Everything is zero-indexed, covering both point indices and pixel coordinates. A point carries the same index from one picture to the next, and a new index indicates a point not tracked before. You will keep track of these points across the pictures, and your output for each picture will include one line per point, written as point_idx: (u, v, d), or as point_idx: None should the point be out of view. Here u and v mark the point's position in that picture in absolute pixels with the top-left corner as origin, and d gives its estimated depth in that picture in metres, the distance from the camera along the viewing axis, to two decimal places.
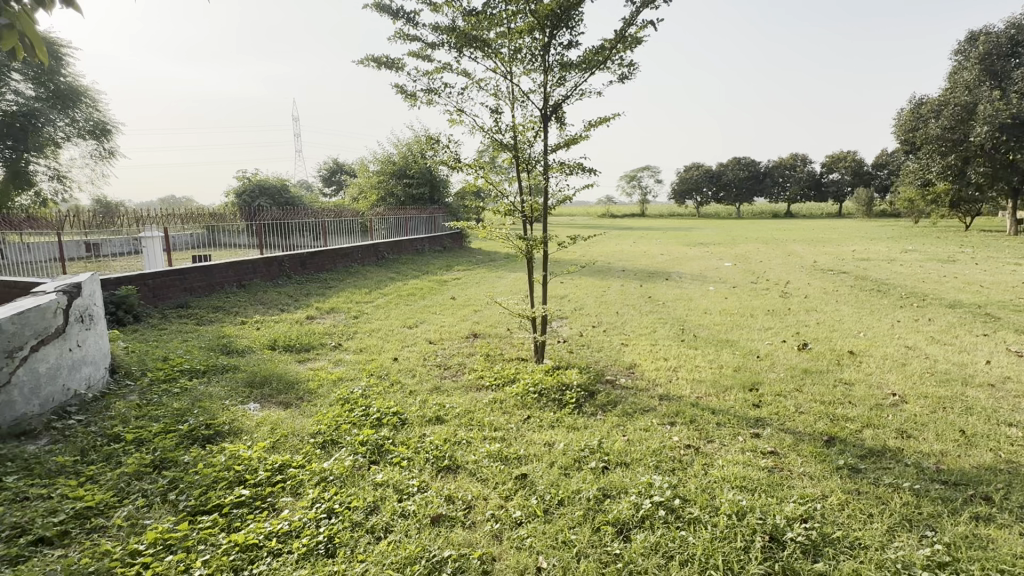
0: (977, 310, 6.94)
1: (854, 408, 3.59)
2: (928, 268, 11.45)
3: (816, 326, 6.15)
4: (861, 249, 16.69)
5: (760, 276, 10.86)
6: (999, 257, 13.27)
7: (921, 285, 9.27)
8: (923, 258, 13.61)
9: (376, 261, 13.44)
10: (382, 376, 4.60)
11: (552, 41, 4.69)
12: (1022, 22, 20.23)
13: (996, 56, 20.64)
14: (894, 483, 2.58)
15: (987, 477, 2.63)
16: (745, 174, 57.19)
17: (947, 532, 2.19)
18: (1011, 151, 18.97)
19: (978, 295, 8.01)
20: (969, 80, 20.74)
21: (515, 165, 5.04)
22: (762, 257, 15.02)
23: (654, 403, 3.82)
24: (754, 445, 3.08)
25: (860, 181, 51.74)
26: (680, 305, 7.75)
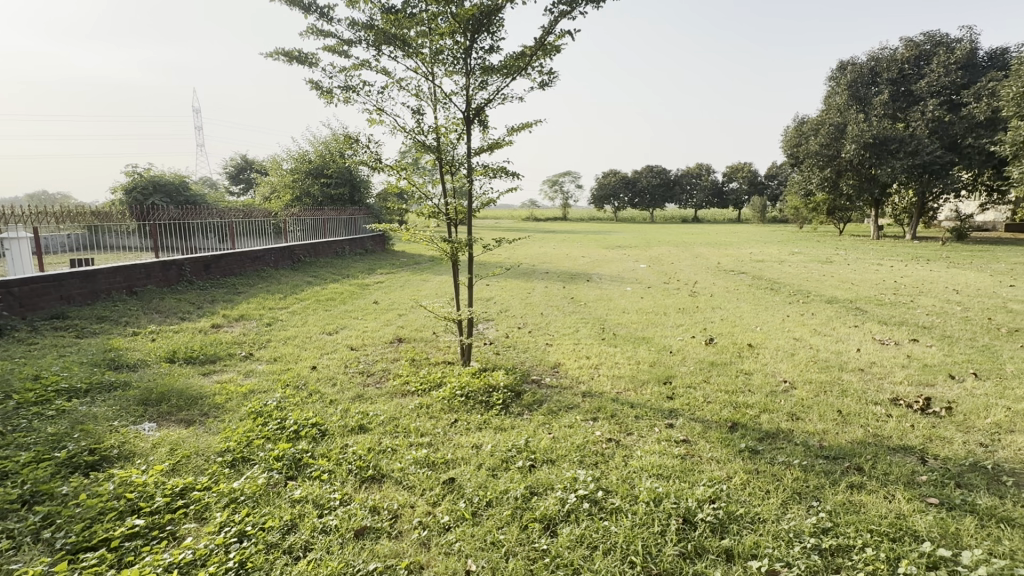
0: (849, 305, 7.95)
1: (753, 395, 3.96)
2: (810, 268, 12.90)
3: (721, 322, 6.69)
4: (756, 251, 18.43)
5: (672, 278, 11.62)
6: (867, 258, 15.25)
7: (805, 283, 10.44)
8: (807, 259, 15.32)
9: (290, 265, 12.68)
10: (299, 387, 4.34)
11: (473, 44, 4.71)
12: (878, 56, 23.45)
13: (861, 83, 23.66)
14: (786, 461, 2.88)
15: (859, 450, 3.01)
16: (658, 181, 61.05)
17: (829, 501, 2.48)
18: (874, 166, 22.05)
19: (850, 292, 9.16)
20: (840, 104, 23.82)
21: (439, 167, 4.99)
22: (673, 259, 16.12)
23: (577, 400, 3.95)
24: (668, 434, 3.29)
25: (755, 190, 57.32)
26: (601, 305, 8.11)
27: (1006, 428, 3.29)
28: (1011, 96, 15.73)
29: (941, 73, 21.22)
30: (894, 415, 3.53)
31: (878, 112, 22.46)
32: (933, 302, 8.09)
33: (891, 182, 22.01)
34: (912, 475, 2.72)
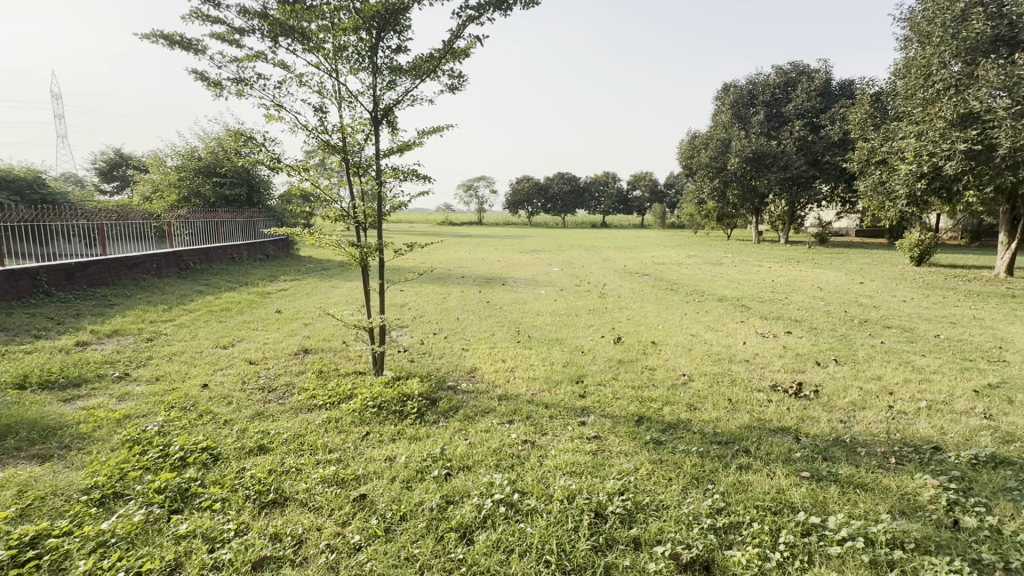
0: (736, 302, 8.81)
1: (656, 389, 4.23)
2: (704, 270, 14.13)
3: (628, 321, 7.08)
4: (658, 255, 19.79)
5: (583, 280, 12.11)
6: (751, 261, 17.00)
7: (700, 284, 11.41)
8: (701, 262, 16.73)
9: (177, 273, 11.42)
10: (187, 409, 3.90)
11: (379, 43, 4.57)
12: (755, 81, 26.33)
13: (741, 104, 26.38)
14: (686, 449, 3.10)
15: (746, 434, 3.33)
16: (569, 188, 63.51)
17: (722, 483, 2.70)
18: (753, 178, 24.68)
19: (737, 291, 10.16)
20: (725, 121, 26.28)
21: (345, 169, 4.77)
22: (583, 263, 16.84)
23: (493, 404, 3.96)
24: (580, 432, 3.41)
25: (656, 198, 61.74)
26: (516, 309, 8.23)
27: (860, 405, 3.83)
28: (857, 121, 18.47)
29: (804, 98, 24.40)
30: (773, 400, 3.96)
31: (756, 130, 25.27)
32: (803, 298, 9.22)
33: (768, 192, 24.83)
34: (789, 452, 3.06)
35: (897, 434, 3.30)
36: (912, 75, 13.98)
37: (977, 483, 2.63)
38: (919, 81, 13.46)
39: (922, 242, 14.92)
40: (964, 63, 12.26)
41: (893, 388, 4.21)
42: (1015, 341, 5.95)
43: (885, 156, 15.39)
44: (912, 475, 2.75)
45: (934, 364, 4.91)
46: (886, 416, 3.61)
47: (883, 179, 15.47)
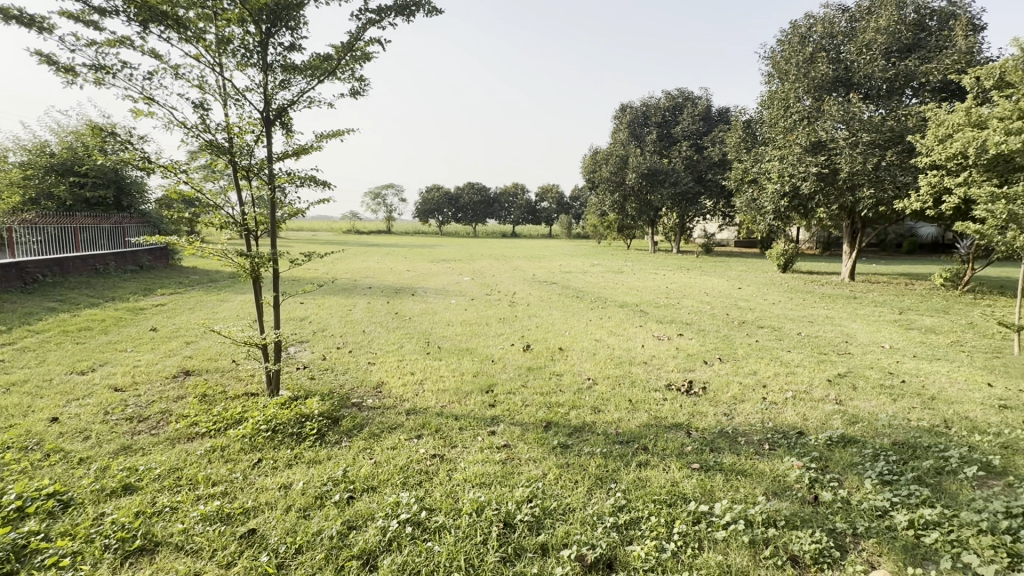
0: (635, 308, 9.42)
1: (563, 394, 4.36)
2: (606, 278, 14.96)
3: (536, 329, 7.26)
4: (565, 263, 20.60)
5: (494, 289, 12.24)
6: (648, 269, 18.30)
7: (604, 291, 12.05)
8: (604, 270, 17.67)
9: (20, 287, 9.69)
10: (28, 449, 3.28)
11: (270, 38, 4.28)
12: (648, 103, 28.53)
13: (636, 124, 28.41)
14: (590, 451, 3.22)
15: (645, 432, 3.54)
16: (479, 199, 64.03)
17: (623, 481, 2.84)
18: (648, 192, 26.66)
19: (636, 297, 10.87)
20: (623, 139, 28.13)
21: (233, 172, 4.37)
22: (494, 272, 17.03)
23: (401, 419, 3.83)
24: (490, 441, 3.41)
25: (562, 209, 64.33)
26: (426, 319, 8.07)
27: (739, 398, 4.26)
28: (733, 144, 20.76)
29: (690, 121, 26.93)
30: (668, 398, 4.27)
31: (650, 148, 27.41)
32: (692, 303, 10.11)
33: (661, 206, 26.97)
34: (681, 447, 3.30)
35: (769, 423, 3.72)
36: (774, 106, 16.07)
37: (831, 461, 3.04)
38: (781, 112, 15.45)
39: (786, 252, 17.08)
40: (813, 99, 14.36)
41: (766, 381, 4.74)
42: (857, 336, 7.00)
43: (755, 176, 17.45)
44: (781, 459, 3.09)
45: (797, 358, 5.62)
46: (761, 407, 4.04)
47: (754, 196, 17.54)
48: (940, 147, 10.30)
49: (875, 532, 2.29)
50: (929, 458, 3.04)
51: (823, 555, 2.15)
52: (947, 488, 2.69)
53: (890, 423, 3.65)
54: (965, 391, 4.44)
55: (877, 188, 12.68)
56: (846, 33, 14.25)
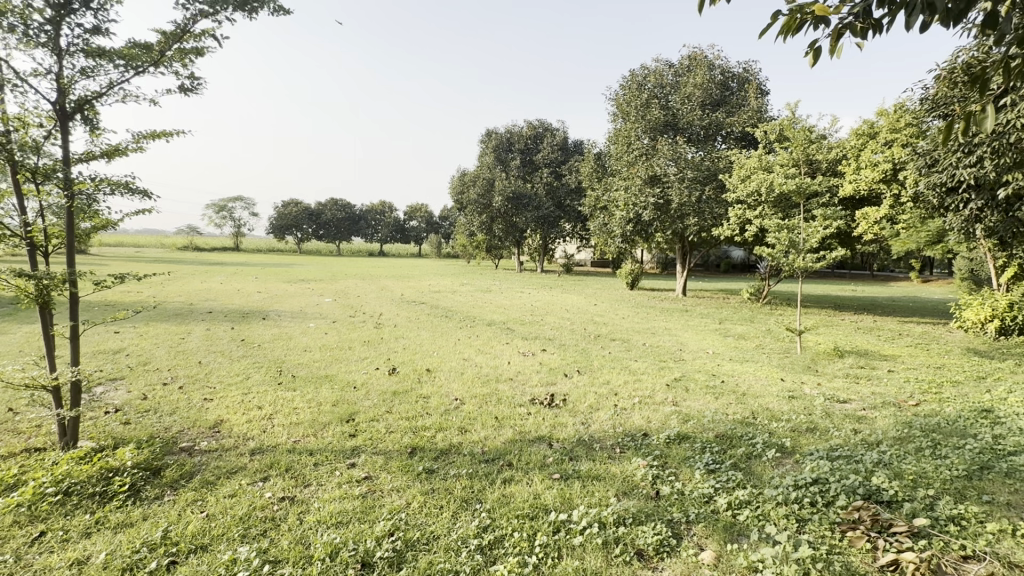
0: (503, 326, 9.69)
1: (430, 417, 4.26)
2: (475, 297, 15.20)
3: (403, 351, 7.04)
4: (434, 283, 20.44)
5: (358, 311, 11.63)
6: (514, 288, 19.03)
7: (472, 310, 12.21)
8: (473, 289, 17.91)
9: None
10: None
11: (65, 17, 3.57)
12: (511, 130, 30.08)
13: (501, 149, 29.74)
14: (456, 473, 3.18)
15: (510, 448, 3.61)
16: (343, 215, 60.84)
17: (489, 500, 2.84)
18: (515, 214, 27.93)
19: (502, 315, 11.22)
20: (489, 162, 29.18)
21: (10, 173, 3.51)
22: (359, 292, 16.19)
23: (243, 461, 3.38)
24: (350, 475, 3.17)
25: (432, 228, 64.14)
26: (278, 346, 7.32)
27: (594, 407, 4.60)
28: (586, 173, 22.83)
29: (549, 150, 29.03)
30: (532, 412, 4.43)
31: (514, 173, 28.83)
32: (554, 320, 10.75)
33: (526, 228, 28.42)
34: (543, 459, 3.43)
35: (620, 427, 4.07)
36: (619, 142, 18.10)
37: (669, 457, 3.42)
38: (624, 148, 17.41)
39: (633, 271, 19.16)
40: (650, 138, 16.49)
41: (617, 389, 5.20)
42: (688, 344, 8.07)
43: (605, 203, 19.37)
44: (629, 460, 3.39)
45: (642, 366, 6.29)
46: (612, 414, 4.41)
47: (605, 221, 19.41)
48: (743, 186, 12.53)
49: (703, 516, 2.62)
50: (741, 446, 3.60)
51: (663, 545, 2.38)
52: (754, 469, 3.21)
53: (713, 418, 4.26)
54: (766, 386, 5.40)
55: (700, 218, 14.95)
56: (672, 85, 16.71)
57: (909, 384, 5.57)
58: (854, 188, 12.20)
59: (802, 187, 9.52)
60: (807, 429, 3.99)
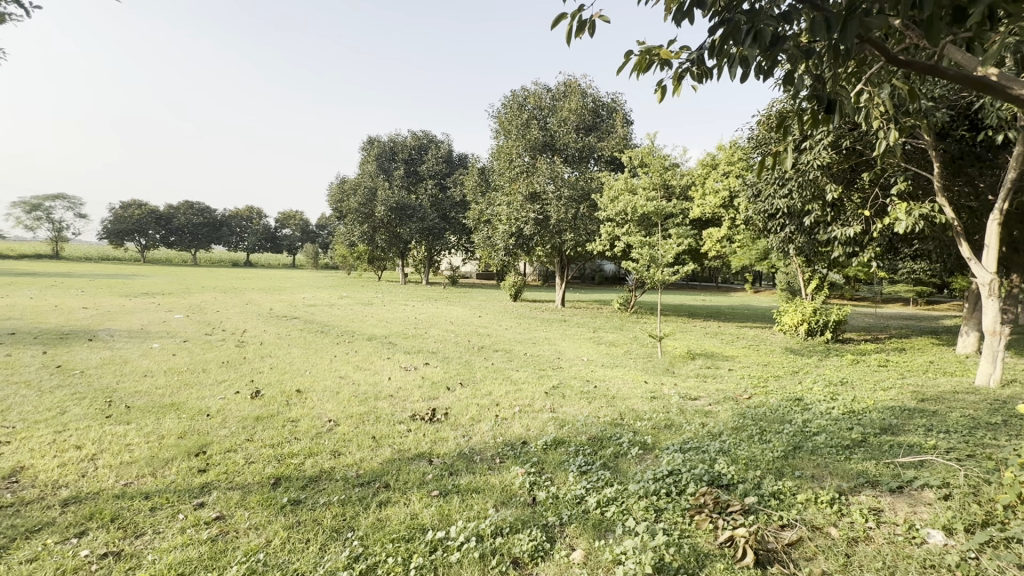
0: (384, 340, 9.34)
1: (299, 442, 3.92)
2: (355, 310, 14.44)
3: (269, 371, 6.41)
4: (309, 295, 19.01)
5: (216, 328, 10.35)
6: (398, 300, 18.48)
7: (351, 324, 11.58)
8: (353, 303, 16.99)
9: None
10: None
11: None
12: (394, 139, 29.42)
13: (384, 158, 28.97)
14: (325, 501, 2.95)
15: (387, 469, 3.45)
16: (200, 221, 54.13)
17: (362, 527, 2.68)
18: (399, 225, 27.30)
19: (384, 329, 10.81)
20: (371, 171, 28.15)
21: None
22: (217, 306, 14.43)
23: (52, 515, 2.78)
24: (196, 517, 2.77)
25: (307, 238, 59.96)
26: (109, 371, 6.20)
27: (475, 419, 4.61)
28: (470, 187, 23.18)
29: (433, 162, 28.99)
30: (412, 429, 4.30)
31: (398, 183, 28.20)
32: (438, 332, 10.64)
33: (410, 240, 27.86)
34: (423, 476, 3.34)
35: (500, 437, 4.13)
36: (501, 158, 18.66)
37: (546, 463, 3.55)
38: (506, 164, 17.99)
39: (516, 283, 19.77)
40: (530, 157, 17.28)
41: (498, 400, 5.28)
42: (566, 352, 8.52)
43: (489, 217, 19.78)
44: (508, 469, 3.45)
45: (523, 376, 6.49)
46: (493, 424, 4.47)
47: (489, 234, 19.81)
48: (612, 205, 13.70)
49: (575, 517, 2.75)
50: (610, 446, 3.88)
51: (538, 550, 2.45)
52: (620, 466, 3.47)
53: (586, 421, 4.53)
54: (632, 388, 5.90)
55: (576, 234, 15.99)
56: (550, 108, 17.78)
57: (744, 379, 6.51)
58: (701, 211, 14.03)
59: (660, 209, 10.69)
60: (665, 425, 4.44)
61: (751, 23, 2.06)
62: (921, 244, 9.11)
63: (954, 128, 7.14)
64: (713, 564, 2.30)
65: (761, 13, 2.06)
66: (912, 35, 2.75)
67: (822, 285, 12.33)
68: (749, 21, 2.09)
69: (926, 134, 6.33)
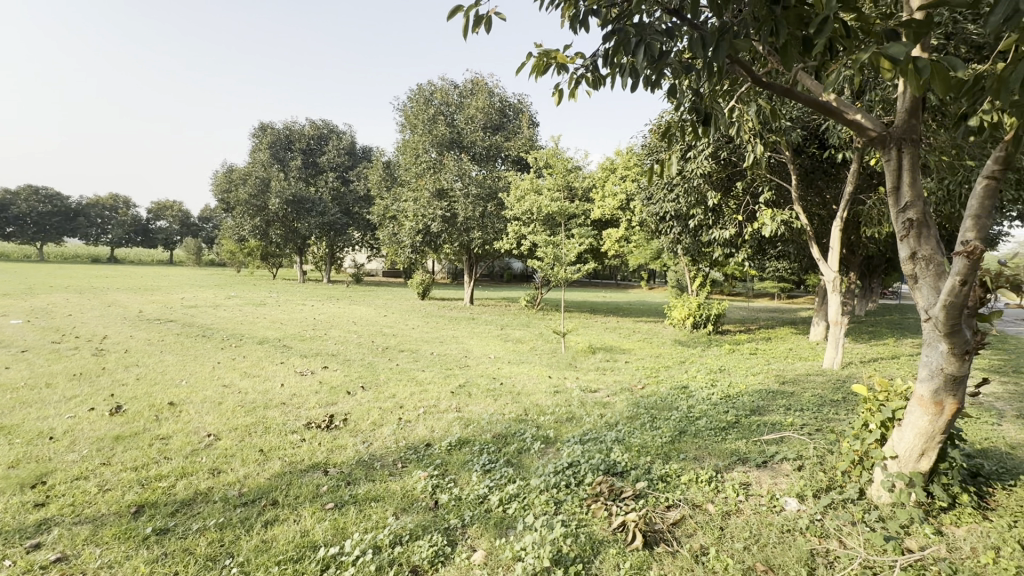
0: (278, 343, 8.63)
1: (169, 462, 3.47)
2: (244, 312, 13.20)
3: (135, 382, 5.62)
4: (190, 296, 17.06)
5: (67, 334, 8.88)
6: (295, 300, 17.22)
7: (239, 326, 10.58)
8: (242, 303, 15.53)
9: None
10: None
11: None
12: (290, 127, 27.36)
13: (279, 147, 26.87)
14: (200, 527, 2.65)
15: (274, 484, 3.17)
16: (48, 209, 46.20)
17: (242, 552, 2.44)
18: (295, 219, 25.45)
19: (278, 331, 10.02)
20: (263, 159, 25.92)
21: None
22: (70, 310, 12.37)
23: None
24: (28, 562, 2.33)
25: (188, 231, 53.84)
26: None
27: (377, 424, 4.43)
28: (375, 181, 22.33)
29: (334, 154, 27.46)
30: (306, 438, 4.01)
31: (294, 174, 26.28)
32: (339, 333, 10.08)
33: (309, 235, 26.11)
34: (316, 488, 3.13)
35: (403, 441, 4.01)
36: (407, 152, 18.16)
37: (449, 464, 3.51)
38: (412, 160, 17.56)
39: (424, 281, 19.40)
40: (437, 152, 17.01)
41: (402, 402, 5.13)
42: (473, 351, 8.51)
43: (394, 213, 19.15)
44: (411, 474, 3.36)
45: (428, 376, 6.37)
46: (395, 428, 4.32)
47: (394, 232, 19.20)
48: (518, 205, 13.94)
49: (476, 518, 2.74)
50: (514, 442, 3.93)
51: (438, 555, 2.40)
52: (523, 462, 3.53)
53: (490, 419, 4.55)
54: (536, 384, 6.06)
55: (483, 232, 16.05)
56: (457, 105, 17.65)
57: (638, 371, 6.97)
58: (601, 212, 14.79)
59: (564, 209, 11.09)
60: (566, 418, 4.60)
61: (640, 36, 2.17)
62: (783, 246, 10.41)
63: (808, 145, 8.22)
64: (606, 550, 2.42)
65: (647, 28, 2.19)
66: (772, 62, 3.11)
67: (705, 282, 13.60)
68: (637, 34, 2.21)
69: (786, 149, 7.23)
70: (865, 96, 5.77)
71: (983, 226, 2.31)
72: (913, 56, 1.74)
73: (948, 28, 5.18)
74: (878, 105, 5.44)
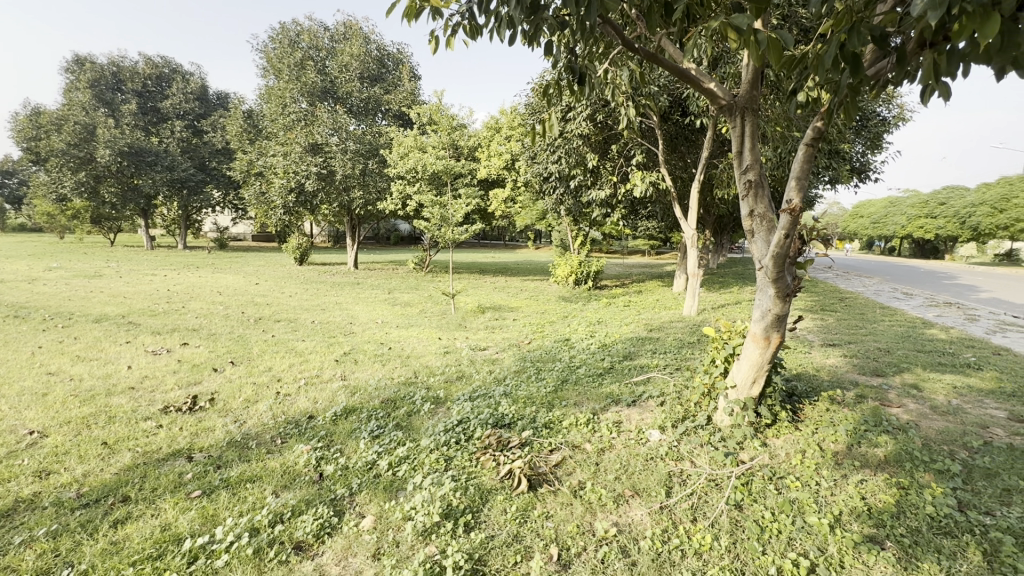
0: (121, 321, 7.42)
1: None
2: (73, 286, 11.07)
3: None
4: None
5: None
6: (141, 270, 14.83)
7: (67, 304, 8.87)
8: (69, 275, 12.98)
9: None
10: None
11: None
12: (117, 62, 22.73)
13: (103, 86, 22.23)
14: (26, 539, 2.26)
15: (122, 479, 2.79)
16: None
17: (84, 559, 2.13)
18: (134, 175, 21.63)
19: (120, 306, 8.60)
20: (83, 101, 21.36)
21: None
22: None
23: None
24: None
25: None
26: None
27: (251, 401, 4.08)
28: (235, 133, 19.73)
29: (180, 98, 23.57)
30: (164, 425, 3.56)
31: (128, 121, 22.10)
32: (200, 305, 8.96)
33: (154, 194, 22.43)
34: (179, 477, 2.82)
35: (282, 416, 3.75)
36: (272, 101, 16.19)
37: (335, 434, 3.37)
38: (278, 109, 15.74)
39: (301, 245, 17.91)
40: (308, 103, 15.42)
41: (281, 374, 4.79)
42: (359, 316, 8.17)
43: (261, 169, 17.16)
44: (292, 449, 3.17)
45: (309, 345, 6.00)
46: (273, 403, 4.03)
47: (262, 190, 17.28)
48: (402, 162, 13.30)
49: (363, 485, 2.69)
50: (404, 406, 3.90)
51: (323, 528, 2.32)
52: (413, 424, 3.52)
53: (378, 385, 4.45)
54: (426, 346, 6.01)
55: (365, 191, 15.14)
56: (328, 50, 16.05)
57: (525, 327, 7.26)
58: (488, 172, 14.72)
59: (450, 168, 10.83)
60: (457, 377, 4.67)
61: None
62: (652, 206, 11.35)
63: (673, 112, 8.92)
64: (494, 497, 2.54)
65: None
66: (641, 27, 3.24)
67: (585, 241, 14.42)
68: None
69: (655, 114, 7.75)
70: (720, 68, 6.38)
71: (803, 187, 2.70)
72: (755, 29, 1.91)
73: (783, 11, 5.87)
74: (729, 77, 6.05)
